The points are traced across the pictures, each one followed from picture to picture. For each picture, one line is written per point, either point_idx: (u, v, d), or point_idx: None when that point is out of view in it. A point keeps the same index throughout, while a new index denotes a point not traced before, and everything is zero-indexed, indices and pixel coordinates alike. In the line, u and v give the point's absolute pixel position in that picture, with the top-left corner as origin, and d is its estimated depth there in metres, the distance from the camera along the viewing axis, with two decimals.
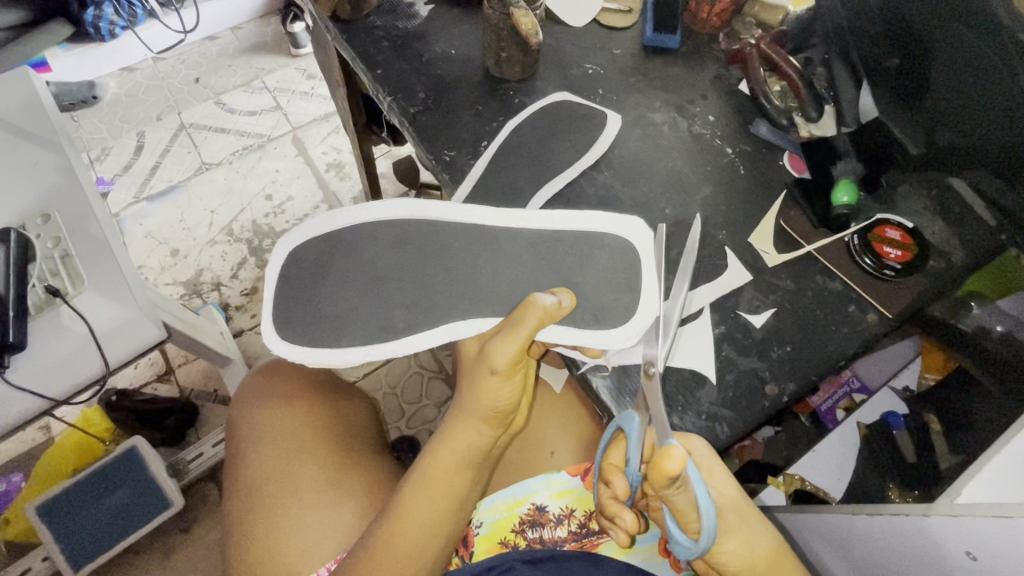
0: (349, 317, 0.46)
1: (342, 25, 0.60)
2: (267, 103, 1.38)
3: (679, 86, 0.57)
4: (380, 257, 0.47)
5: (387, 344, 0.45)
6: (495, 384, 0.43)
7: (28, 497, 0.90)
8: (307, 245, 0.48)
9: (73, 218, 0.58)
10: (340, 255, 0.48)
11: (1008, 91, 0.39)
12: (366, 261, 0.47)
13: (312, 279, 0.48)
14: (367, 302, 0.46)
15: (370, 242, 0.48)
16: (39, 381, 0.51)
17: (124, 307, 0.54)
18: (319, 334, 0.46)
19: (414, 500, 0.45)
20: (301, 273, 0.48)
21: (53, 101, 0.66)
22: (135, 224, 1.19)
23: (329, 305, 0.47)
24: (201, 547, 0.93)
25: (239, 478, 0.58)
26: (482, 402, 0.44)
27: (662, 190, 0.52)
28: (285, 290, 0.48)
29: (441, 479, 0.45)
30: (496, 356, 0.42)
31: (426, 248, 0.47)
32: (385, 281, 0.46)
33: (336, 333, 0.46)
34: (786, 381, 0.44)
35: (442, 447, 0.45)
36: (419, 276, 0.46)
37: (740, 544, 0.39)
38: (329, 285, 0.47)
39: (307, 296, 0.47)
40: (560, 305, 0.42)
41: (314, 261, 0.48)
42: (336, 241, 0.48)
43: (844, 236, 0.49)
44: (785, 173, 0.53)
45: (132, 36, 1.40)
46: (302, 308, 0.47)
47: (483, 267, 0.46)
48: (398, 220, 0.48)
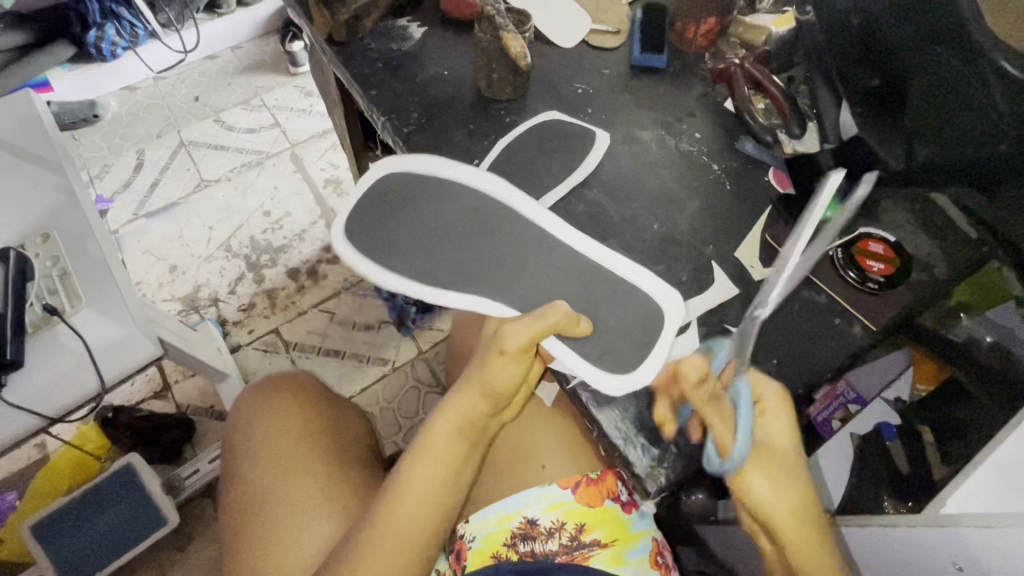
0: (406, 247, 0.50)
1: (338, 47, 0.62)
2: (266, 120, 1.40)
3: (666, 104, 0.58)
4: (450, 216, 0.51)
5: (429, 288, 0.48)
6: (501, 364, 0.45)
7: (22, 516, 0.89)
8: (400, 174, 0.53)
9: (72, 236, 0.59)
10: (422, 194, 0.52)
11: (987, 112, 0.41)
12: (434, 208, 0.51)
13: (392, 204, 0.52)
14: (424, 245, 0.50)
15: (451, 199, 0.51)
16: (36, 399, 0.52)
17: (123, 326, 0.55)
18: (376, 252, 0.50)
19: (413, 474, 0.46)
20: (386, 194, 0.52)
21: (54, 123, 0.67)
22: (134, 241, 1.21)
23: (389, 234, 0.51)
24: (196, 564, 0.92)
25: (234, 489, 0.59)
26: (489, 380, 0.46)
27: (650, 206, 0.53)
28: (366, 204, 0.52)
29: (437, 447, 0.47)
30: (509, 338, 0.44)
31: (494, 220, 0.50)
32: (443, 237, 0.50)
33: (387, 256, 0.50)
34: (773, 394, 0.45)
35: (442, 415, 0.48)
36: (467, 243, 0.50)
37: (770, 475, 0.43)
38: (403, 214, 0.51)
39: (380, 218, 0.51)
40: (579, 324, 0.44)
41: (398, 190, 0.52)
42: (425, 180, 0.53)
43: (828, 249, 0.50)
44: (770, 189, 0.54)
45: (133, 56, 1.42)
46: (373, 224, 0.51)
47: (520, 248, 0.49)
48: (482, 195, 0.51)
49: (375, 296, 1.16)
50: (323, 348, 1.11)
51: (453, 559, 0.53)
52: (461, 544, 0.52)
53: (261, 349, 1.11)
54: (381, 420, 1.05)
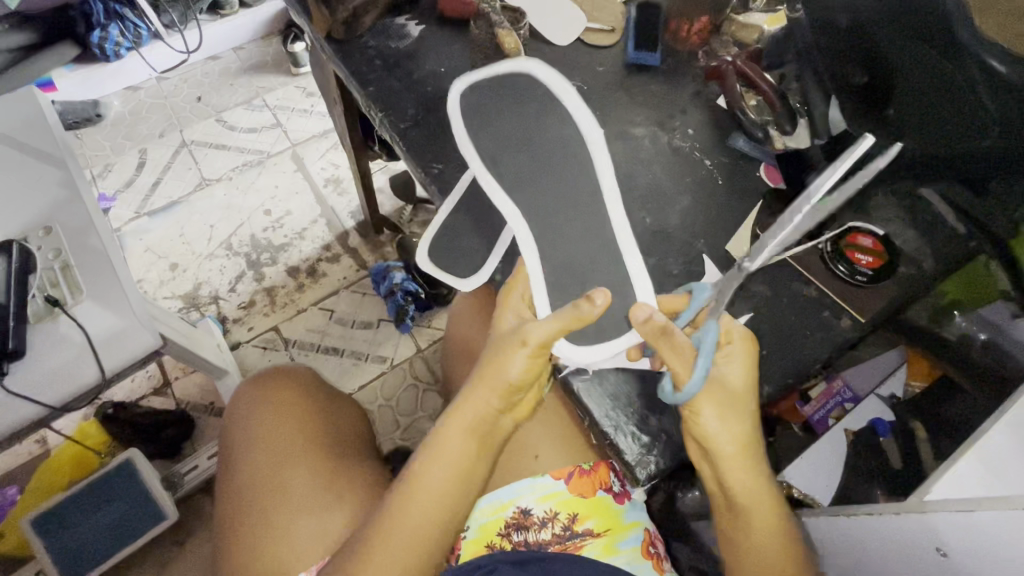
0: (497, 134, 0.49)
1: (336, 45, 0.63)
2: (267, 120, 1.41)
3: (659, 101, 0.59)
4: (538, 148, 0.49)
5: (478, 169, 0.49)
6: (521, 359, 0.45)
7: (23, 510, 0.90)
8: (529, 70, 0.50)
9: (73, 230, 0.60)
10: (550, 109, 0.49)
11: (971, 107, 0.41)
12: (528, 112, 0.49)
13: (514, 89, 0.50)
14: (506, 150, 0.49)
15: (552, 134, 0.49)
16: (38, 389, 0.53)
17: (122, 317, 0.56)
18: (475, 121, 0.50)
19: (428, 471, 0.47)
20: (518, 80, 0.50)
21: (57, 120, 0.68)
22: (136, 239, 1.22)
23: (486, 105, 0.51)
24: (195, 559, 0.93)
25: (231, 484, 0.59)
26: (505, 375, 0.46)
27: (643, 201, 0.53)
28: (499, 73, 0.50)
29: (450, 445, 0.48)
30: (531, 332, 0.45)
31: (566, 177, 0.48)
32: (519, 146, 0.49)
33: (482, 125, 0.50)
34: (761, 385, 0.46)
35: (455, 413, 0.48)
36: (532, 165, 0.48)
37: (722, 410, 0.44)
38: (514, 109, 0.49)
39: (506, 100, 0.50)
40: (594, 306, 0.42)
41: (527, 89, 0.50)
42: (555, 101, 0.50)
43: (818, 244, 0.51)
44: (762, 184, 0.55)
45: (137, 56, 1.44)
46: (496, 94, 0.50)
47: (573, 183, 0.48)
48: (581, 156, 0.48)
49: (374, 294, 1.17)
50: (323, 346, 1.12)
51: None
52: (456, 534, 0.52)
53: (261, 347, 1.11)
54: (379, 417, 1.06)
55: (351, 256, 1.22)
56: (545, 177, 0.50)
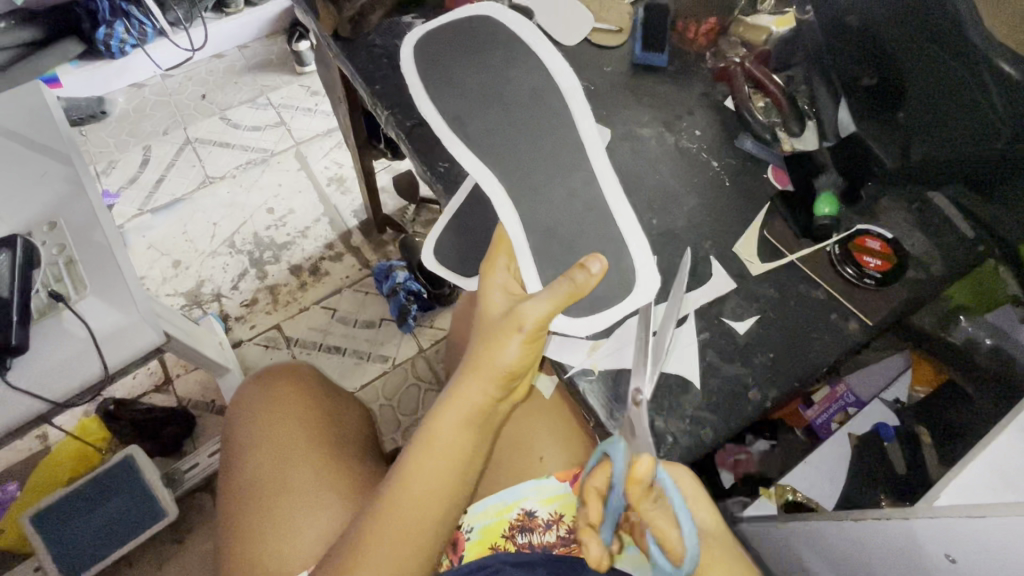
0: (460, 87, 0.53)
1: (342, 43, 0.62)
2: (271, 118, 1.41)
3: (666, 102, 0.59)
4: (503, 90, 0.53)
5: (451, 131, 0.51)
6: (516, 347, 0.43)
7: (23, 506, 0.90)
8: (489, 21, 0.56)
9: (78, 225, 0.60)
10: (505, 52, 0.54)
11: (983, 110, 0.41)
12: (500, 64, 0.54)
13: (468, 39, 0.55)
14: (471, 99, 0.53)
15: (516, 80, 0.53)
16: (41, 384, 0.52)
17: (126, 313, 0.56)
18: (434, 77, 0.54)
19: (420, 467, 0.46)
20: (473, 31, 0.55)
21: (62, 116, 0.67)
22: (139, 236, 1.22)
23: (454, 71, 0.54)
24: (195, 557, 0.93)
25: (234, 481, 0.59)
26: (498, 361, 0.44)
27: (649, 202, 0.53)
28: (453, 30, 0.56)
29: (442, 440, 0.46)
30: (527, 315, 0.42)
31: (533, 114, 0.52)
32: (491, 98, 0.52)
33: (447, 77, 0.54)
34: (769, 388, 0.45)
35: (445, 406, 0.46)
36: (502, 113, 0.52)
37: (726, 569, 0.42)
38: (471, 59, 0.54)
39: (462, 49, 0.54)
40: (591, 274, 0.43)
41: (479, 39, 0.55)
42: (510, 45, 0.55)
43: (825, 246, 0.50)
44: (769, 186, 0.54)
45: (142, 53, 1.44)
46: (452, 48, 0.55)
47: (545, 137, 0.51)
48: (545, 100, 0.53)
49: (377, 293, 1.17)
50: (325, 345, 1.12)
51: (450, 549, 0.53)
52: (459, 535, 0.52)
53: (263, 344, 1.11)
54: (381, 416, 1.05)
55: (354, 255, 1.21)
56: (552, 179, 0.50)
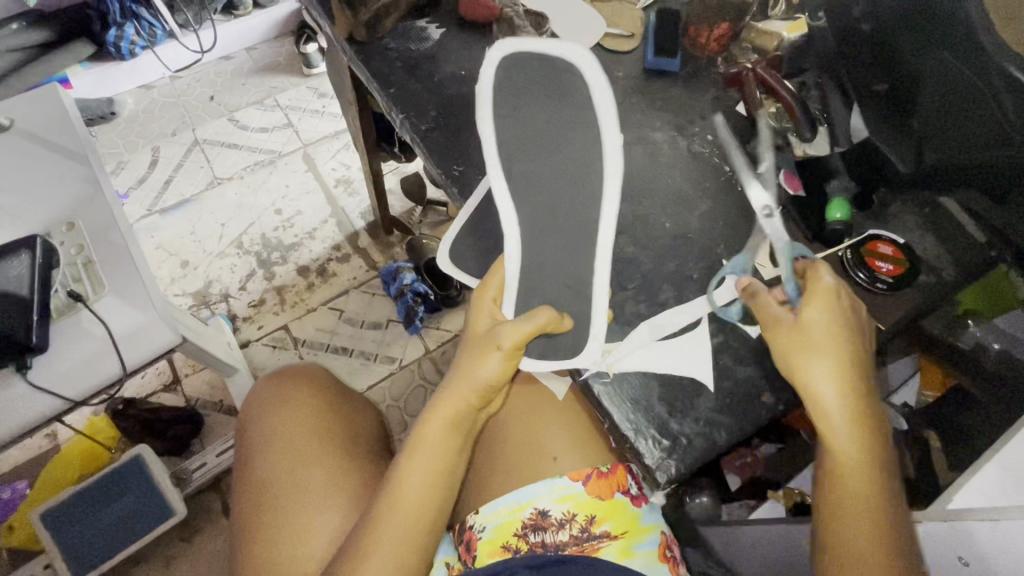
0: (525, 128, 0.51)
1: (357, 47, 0.63)
2: (279, 120, 1.42)
3: (678, 107, 0.60)
4: (561, 149, 0.51)
5: (496, 161, 0.51)
6: (496, 361, 0.48)
7: (33, 503, 0.91)
8: (578, 73, 0.51)
9: (95, 225, 0.61)
10: (579, 117, 0.51)
11: (995, 115, 0.42)
12: (564, 120, 0.51)
13: (553, 81, 0.52)
14: (528, 139, 0.51)
15: (574, 148, 0.51)
16: (59, 382, 0.53)
17: (144, 312, 0.56)
18: (509, 104, 0.52)
19: (411, 473, 0.47)
20: (563, 75, 0.51)
21: (79, 116, 0.68)
22: (148, 236, 1.23)
23: (525, 100, 0.52)
24: (203, 555, 0.93)
25: (246, 486, 0.59)
26: (481, 376, 0.48)
27: (662, 206, 0.54)
28: (548, 62, 0.52)
29: (432, 447, 0.48)
30: (506, 332, 0.47)
31: (569, 184, 0.51)
32: (543, 151, 0.51)
33: (514, 108, 0.52)
34: (782, 391, 0.45)
35: (434, 414, 0.49)
36: (545, 175, 0.51)
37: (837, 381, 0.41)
38: (543, 105, 0.51)
39: (543, 87, 0.52)
40: (562, 320, 0.48)
41: (559, 90, 0.51)
42: (585, 109, 0.51)
43: (837, 252, 0.51)
44: (782, 192, 0.54)
45: (151, 55, 1.45)
46: (538, 84, 0.52)
47: (576, 210, 0.50)
48: (590, 179, 0.50)
49: (384, 295, 1.18)
50: (332, 345, 1.12)
51: (463, 549, 0.53)
52: (471, 534, 0.52)
53: (271, 345, 1.12)
54: (388, 417, 1.06)
55: (361, 256, 1.22)
56: (567, 233, 0.51)
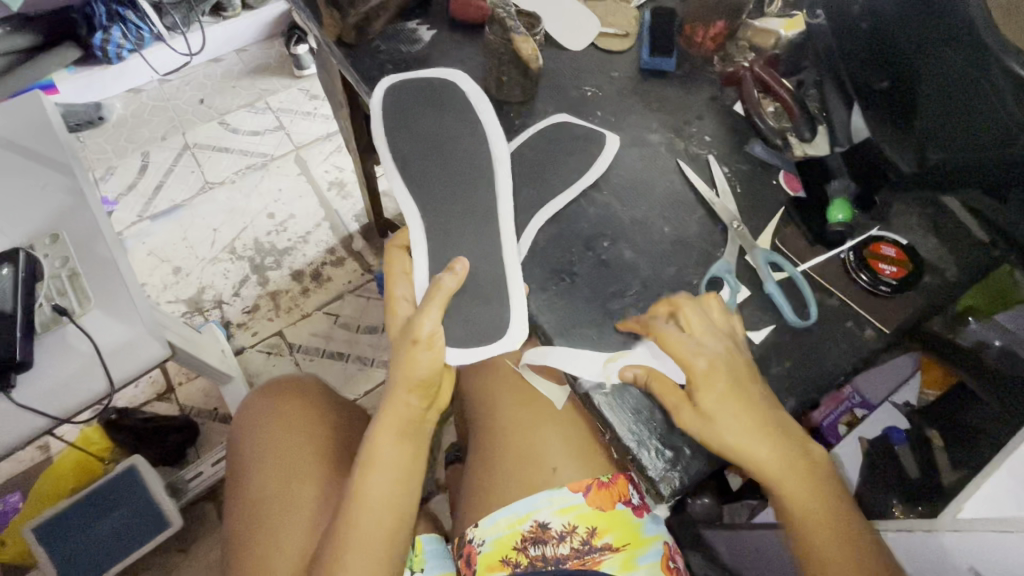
0: (425, 138, 0.54)
1: (347, 49, 0.62)
2: (270, 123, 1.40)
3: (675, 107, 0.59)
4: (455, 150, 0.54)
5: (394, 168, 0.53)
6: (420, 356, 0.47)
7: (25, 518, 0.89)
8: (452, 87, 0.58)
9: (81, 237, 0.59)
10: (463, 119, 0.56)
11: (998, 116, 0.40)
12: (448, 122, 0.55)
13: (431, 98, 0.57)
14: (422, 147, 0.54)
15: (465, 144, 0.54)
16: (45, 400, 0.52)
17: (131, 326, 0.55)
18: (399, 120, 0.55)
19: (369, 478, 0.48)
20: (438, 91, 0.57)
21: (62, 123, 0.66)
22: (138, 243, 1.21)
23: (415, 117, 0.56)
24: (200, 567, 0.92)
25: (234, 498, 0.59)
26: (410, 374, 0.48)
27: (661, 209, 0.53)
28: (426, 85, 0.58)
29: (382, 452, 0.49)
30: (424, 326, 0.47)
31: (466, 180, 0.52)
32: (434, 150, 0.54)
33: (404, 121, 0.55)
34: (786, 397, 0.45)
35: (381, 422, 0.50)
36: (443, 171, 0.53)
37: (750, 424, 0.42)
38: (428, 116, 0.56)
39: (426, 103, 0.56)
40: (456, 275, 0.47)
41: (434, 100, 0.57)
42: (464, 111, 0.56)
43: (840, 253, 0.50)
44: (782, 193, 0.54)
45: (138, 58, 1.42)
46: (418, 99, 0.56)
47: (478, 205, 0.52)
48: (485, 172, 0.53)
49: (379, 299, 1.17)
50: (328, 351, 1.11)
51: (463, 562, 0.53)
52: (471, 549, 0.52)
53: (266, 351, 1.10)
54: None
55: (356, 260, 1.21)
56: (469, 228, 0.51)
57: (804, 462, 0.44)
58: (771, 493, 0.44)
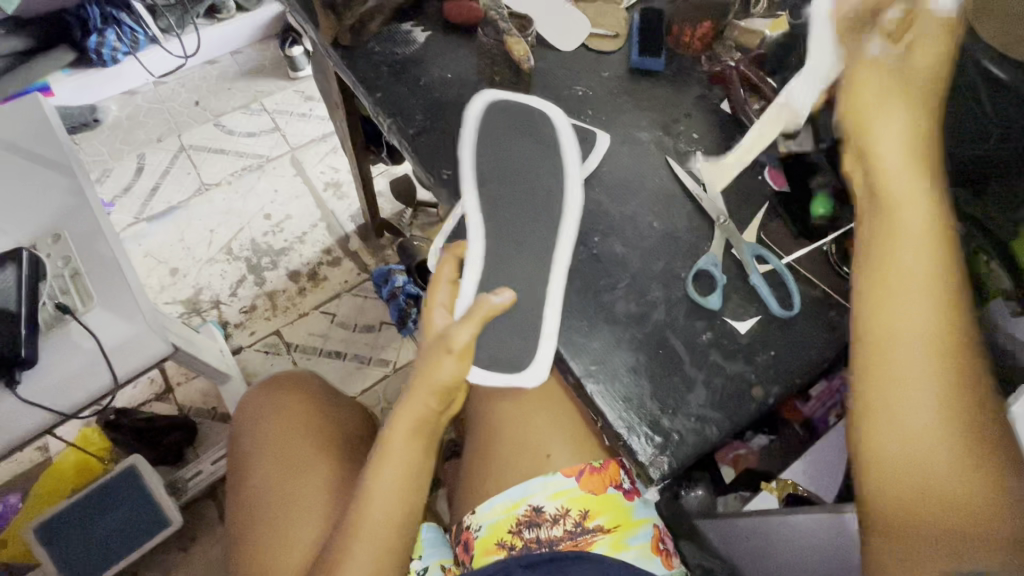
0: (509, 158, 0.52)
1: (342, 51, 0.63)
2: (266, 124, 1.41)
3: (663, 106, 0.60)
4: (538, 183, 0.51)
5: (467, 178, 0.51)
6: (448, 364, 0.46)
7: (26, 517, 0.90)
8: (547, 117, 0.55)
9: (82, 237, 0.60)
10: (548, 154, 0.52)
11: (974, 112, 0.45)
12: (534, 152, 0.52)
13: (523, 120, 0.54)
14: (499, 169, 0.51)
15: (547, 179, 0.52)
16: (50, 396, 0.53)
17: (133, 323, 0.56)
18: (484, 134, 0.53)
19: (381, 478, 0.48)
20: (532, 116, 0.54)
21: (62, 126, 0.67)
22: (136, 244, 1.22)
23: (505, 136, 0.53)
24: (200, 564, 0.93)
25: (238, 490, 0.60)
26: (434, 379, 0.47)
27: (650, 205, 0.54)
28: (525, 107, 0.55)
29: (398, 453, 0.48)
30: (458, 338, 0.45)
31: (533, 216, 0.50)
32: (506, 177, 0.51)
33: (488, 136, 0.52)
34: (771, 385, 0.46)
35: (398, 422, 0.49)
36: (513, 200, 0.50)
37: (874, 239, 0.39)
38: (519, 139, 0.52)
39: (517, 124, 0.53)
40: (502, 302, 0.46)
41: (524, 124, 0.54)
42: (551, 145, 0.53)
43: (821, 245, 0.53)
44: (766, 187, 0.55)
45: (134, 60, 1.43)
46: (508, 120, 0.54)
47: (541, 242, 0.50)
48: (553, 212, 0.51)
49: (376, 298, 1.18)
50: (325, 350, 1.12)
51: (460, 548, 0.54)
52: (468, 534, 0.53)
53: (264, 351, 1.11)
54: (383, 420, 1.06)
55: (352, 260, 1.22)
56: (529, 264, 0.49)
57: (948, 338, 0.35)
58: (864, 358, 0.37)
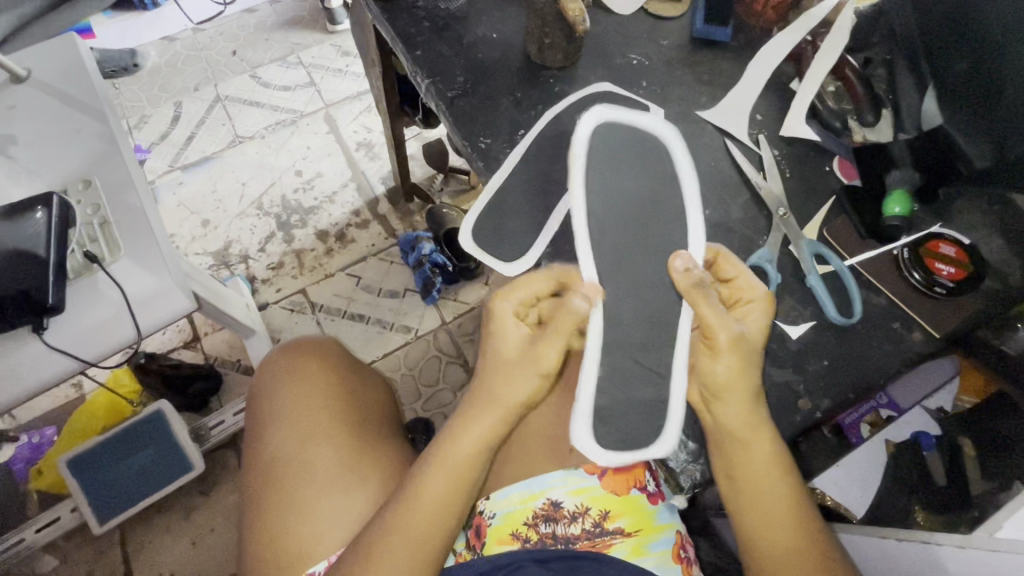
0: (625, 202, 0.43)
1: (383, 3, 0.59)
2: (302, 78, 1.38)
3: (726, 83, 0.55)
4: (654, 229, 0.43)
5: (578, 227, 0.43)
6: (531, 380, 0.44)
7: (60, 450, 0.94)
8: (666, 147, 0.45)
9: (112, 185, 0.59)
10: (669, 194, 0.44)
11: None
12: (651, 193, 0.44)
13: (642, 154, 0.44)
14: (618, 215, 0.43)
15: (666, 224, 0.44)
16: (75, 344, 0.53)
17: (158, 277, 0.55)
18: (596, 168, 0.43)
19: (434, 473, 0.45)
20: (650, 144, 0.44)
21: (96, 69, 0.65)
22: (169, 193, 1.22)
23: (617, 168, 0.44)
24: (220, 510, 0.96)
25: (258, 457, 0.59)
26: (513, 394, 0.44)
27: (702, 191, 0.50)
28: (637, 132, 0.44)
29: (459, 451, 0.45)
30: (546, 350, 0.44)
31: (643, 269, 0.43)
32: (629, 224, 0.43)
33: (605, 174, 0.43)
34: (820, 397, 0.43)
35: (463, 429, 0.45)
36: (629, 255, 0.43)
37: (733, 367, 0.40)
38: (631, 178, 0.44)
39: (637, 158, 0.44)
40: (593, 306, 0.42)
41: (642, 155, 0.44)
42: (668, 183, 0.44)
43: (893, 249, 0.47)
44: (833, 180, 0.51)
45: (173, 7, 1.49)
46: (626, 152, 0.44)
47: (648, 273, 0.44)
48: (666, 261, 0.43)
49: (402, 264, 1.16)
50: (349, 312, 1.12)
51: (472, 534, 0.52)
52: (481, 520, 0.51)
53: (289, 308, 1.12)
54: (402, 385, 1.06)
55: (380, 224, 1.20)
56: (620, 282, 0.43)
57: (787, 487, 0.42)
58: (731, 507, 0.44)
